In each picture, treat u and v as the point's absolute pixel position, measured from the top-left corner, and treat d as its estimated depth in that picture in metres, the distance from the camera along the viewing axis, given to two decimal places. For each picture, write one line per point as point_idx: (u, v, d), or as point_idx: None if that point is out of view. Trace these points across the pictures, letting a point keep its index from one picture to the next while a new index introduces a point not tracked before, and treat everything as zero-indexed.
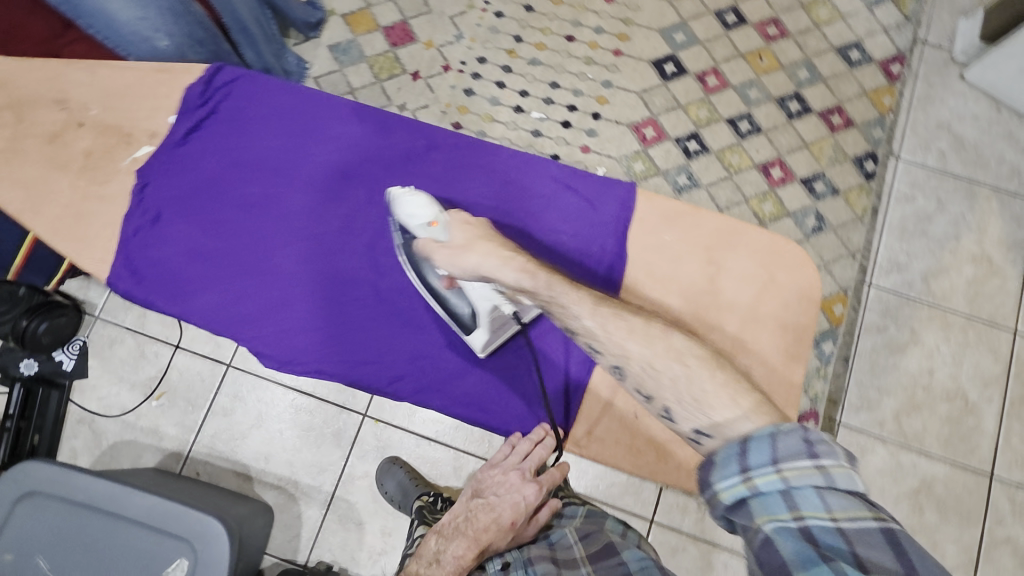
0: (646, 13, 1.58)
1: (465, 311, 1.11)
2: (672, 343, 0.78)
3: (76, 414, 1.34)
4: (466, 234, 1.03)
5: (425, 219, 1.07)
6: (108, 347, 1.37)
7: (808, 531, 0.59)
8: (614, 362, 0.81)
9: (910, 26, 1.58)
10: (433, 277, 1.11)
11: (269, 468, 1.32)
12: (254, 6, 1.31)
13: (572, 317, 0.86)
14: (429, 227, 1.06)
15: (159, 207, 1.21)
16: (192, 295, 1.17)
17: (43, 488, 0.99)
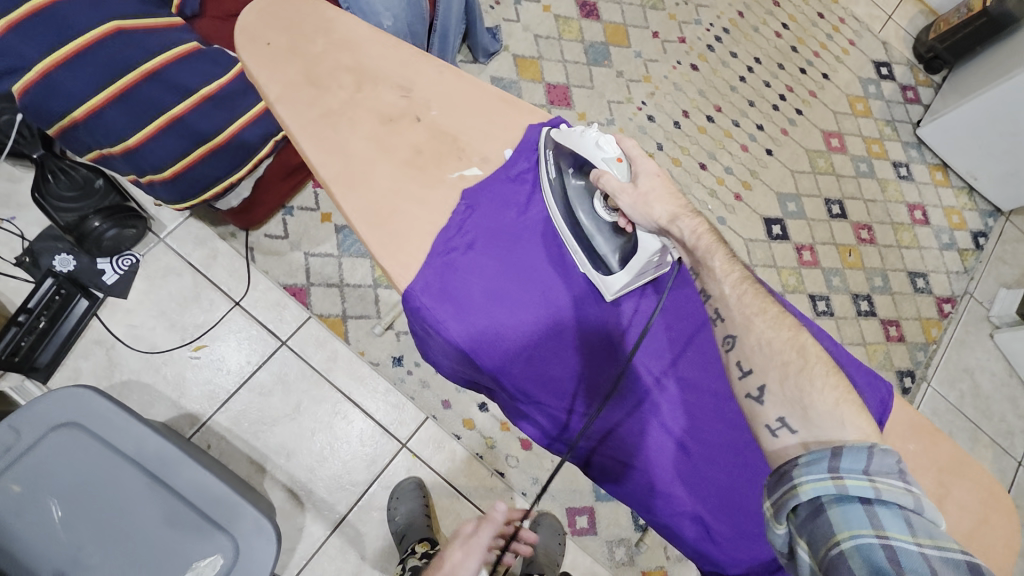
0: (771, 173, 1.71)
1: (613, 254, 0.76)
2: (801, 335, 0.65)
3: (94, 334, 1.17)
4: (657, 180, 0.71)
5: (612, 150, 0.73)
6: (159, 276, 1.23)
7: (893, 551, 0.50)
8: (732, 331, 0.67)
9: (965, 277, 1.82)
10: (587, 207, 0.76)
11: (286, 466, 1.20)
12: (461, 18, 1.30)
13: (713, 280, 0.70)
14: (614, 159, 0.73)
15: (476, 208, 0.75)
16: (503, 347, 0.73)
17: (89, 423, 0.86)
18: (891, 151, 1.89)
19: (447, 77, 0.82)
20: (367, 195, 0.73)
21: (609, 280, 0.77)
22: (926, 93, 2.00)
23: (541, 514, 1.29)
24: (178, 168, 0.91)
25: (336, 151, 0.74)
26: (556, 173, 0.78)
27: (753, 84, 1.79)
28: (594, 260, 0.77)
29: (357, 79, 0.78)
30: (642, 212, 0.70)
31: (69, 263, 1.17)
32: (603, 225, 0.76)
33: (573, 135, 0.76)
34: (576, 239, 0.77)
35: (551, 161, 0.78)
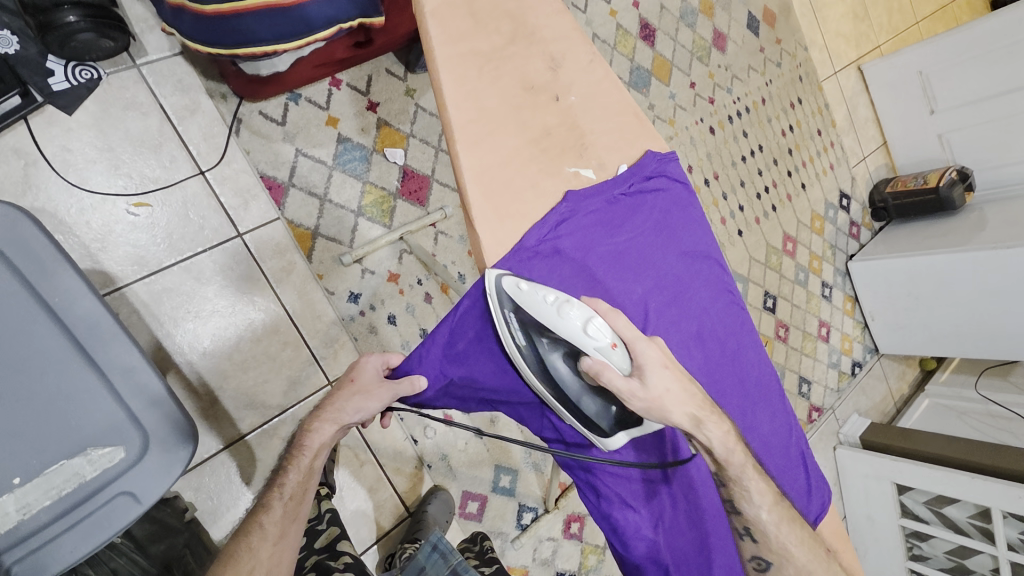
0: (735, 252, 1.86)
1: (610, 417, 0.68)
2: (832, 565, 0.74)
3: (15, 141, 0.96)
4: (663, 371, 0.64)
5: (604, 337, 0.63)
6: (119, 106, 1.03)
7: None
8: (768, 556, 0.72)
9: (835, 394, 2.12)
10: (578, 379, 0.66)
11: (198, 365, 1.08)
12: None
13: (750, 503, 0.71)
14: (610, 345, 0.64)
15: (575, 215, 0.72)
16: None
17: (10, 254, 0.69)
18: (825, 271, 2.13)
19: (596, 68, 0.79)
20: (488, 160, 0.69)
21: (609, 440, 0.70)
22: (865, 234, 2.29)
23: (438, 489, 1.28)
24: (225, 10, 0.77)
25: (474, 100, 0.68)
26: (526, 341, 0.67)
27: (750, 168, 1.93)
28: (588, 425, 0.69)
29: (512, 30, 0.73)
30: (658, 415, 0.63)
31: (10, 44, 0.93)
32: (591, 394, 0.67)
33: (544, 310, 0.65)
34: (565, 406, 0.69)
35: (517, 328, 0.67)
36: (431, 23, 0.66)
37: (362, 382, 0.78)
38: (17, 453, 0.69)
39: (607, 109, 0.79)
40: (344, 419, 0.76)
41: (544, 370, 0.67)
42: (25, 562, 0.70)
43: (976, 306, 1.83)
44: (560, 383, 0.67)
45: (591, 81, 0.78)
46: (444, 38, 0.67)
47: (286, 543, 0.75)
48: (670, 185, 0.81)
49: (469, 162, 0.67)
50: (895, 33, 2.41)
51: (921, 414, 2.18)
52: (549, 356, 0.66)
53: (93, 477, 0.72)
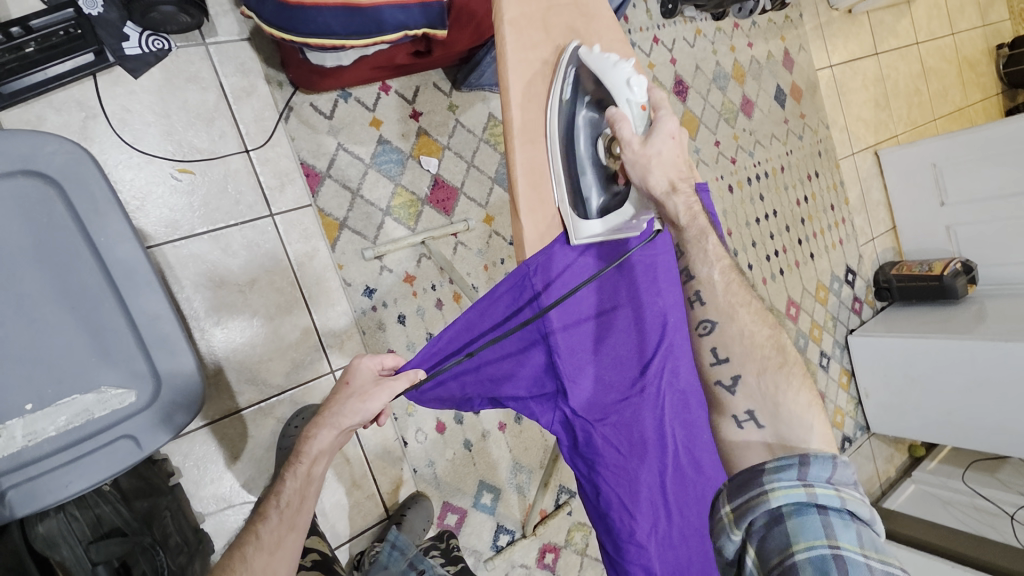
0: None
1: (596, 198, 0.72)
2: (779, 334, 0.73)
3: (80, 94, 1.01)
4: (668, 143, 0.68)
5: (638, 95, 0.70)
6: (182, 78, 1.09)
7: (844, 559, 0.55)
8: (713, 315, 0.73)
9: None
10: (590, 142, 0.71)
11: (209, 332, 1.09)
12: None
13: (702, 262, 0.74)
14: (639, 106, 0.70)
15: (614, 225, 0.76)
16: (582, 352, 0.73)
17: (68, 191, 0.73)
18: (824, 340, 2.16)
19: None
20: (541, 160, 0.72)
21: (581, 220, 0.72)
22: (867, 311, 2.33)
23: (420, 495, 1.27)
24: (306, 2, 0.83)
25: (534, 103, 0.72)
26: (570, 95, 0.72)
27: (763, 230, 1.99)
28: (573, 195, 0.72)
29: (578, 48, 0.77)
30: (643, 171, 0.68)
31: (93, 6, 0.99)
32: (596, 165, 0.72)
33: (605, 61, 0.72)
34: (565, 164, 0.72)
35: (570, 81, 0.73)
36: (508, 28, 0.70)
37: (355, 385, 0.79)
38: (35, 380, 0.71)
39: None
40: (343, 422, 0.77)
41: (569, 120, 0.72)
42: (21, 488, 0.71)
43: (969, 394, 1.85)
44: (575, 135, 0.71)
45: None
46: (518, 44, 0.71)
47: (283, 553, 0.71)
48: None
49: (523, 160, 0.71)
50: (912, 126, 2.52)
51: (906, 499, 2.16)
52: (582, 104, 0.72)
53: (100, 415, 0.74)
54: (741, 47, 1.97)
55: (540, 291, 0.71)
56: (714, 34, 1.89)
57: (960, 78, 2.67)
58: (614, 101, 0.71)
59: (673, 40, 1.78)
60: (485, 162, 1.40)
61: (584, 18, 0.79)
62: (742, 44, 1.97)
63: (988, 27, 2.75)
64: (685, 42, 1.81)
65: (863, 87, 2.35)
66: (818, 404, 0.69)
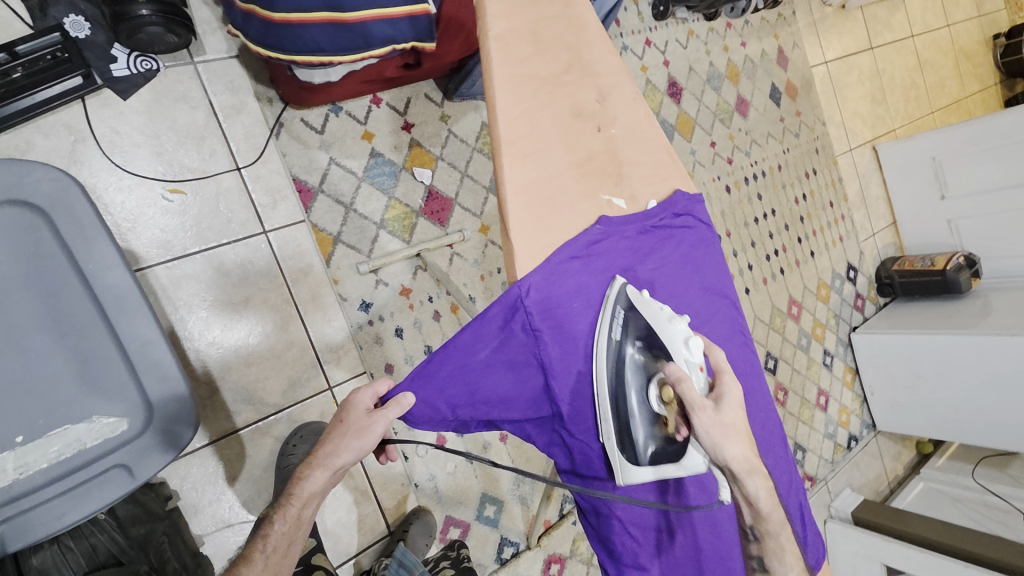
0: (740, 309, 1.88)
1: (648, 446, 0.68)
2: None
3: (67, 117, 1.01)
4: (737, 415, 0.66)
5: (693, 358, 0.68)
6: (171, 98, 1.09)
7: None
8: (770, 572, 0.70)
9: (829, 465, 2.09)
10: (640, 396, 0.67)
11: (204, 353, 1.09)
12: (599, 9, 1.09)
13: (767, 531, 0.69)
14: (695, 368, 0.68)
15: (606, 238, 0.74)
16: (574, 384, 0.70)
17: (55, 218, 0.73)
18: (827, 338, 2.14)
19: (638, 109, 0.83)
20: (531, 176, 0.70)
21: (632, 469, 0.69)
22: (870, 308, 2.31)
23: (423, 510, 1.26)
24: (292, 19, 0.83)
25: (525, 118, 0.70)
26: (621, 336, 0.68)
27: (762, 230, 1.98)
28: (620, 434, 0.69)
29: (568, 62, 0.76)
30: (717, 442, 0.63)
31: (81, 30, 1.00)
32: (648, 413, 0.67)
33: (656, 312, 0.71)
34: (615, 415, 0.68)
35: (619, 322, 0.69)
36: (494, 47, 0.68)
37: (349, 422, 0.70)
38: (26, 411, 0.71)
39: (644, 147, 0.83)
40: (338, 462, 0.69)
41: (625, 368, 0.67)
42: (13, 522, 0.70)
43: (975, 390, 1.84)
44: (633, 388, 0.67)
45: (633, 120, 0.82)
46: (505, 62, 0.68)
47: None
48: (694, 225, 0.86)
49: (512, 176, 0.68)
50: (910, 120, 2.51)
51: (916, 497, 2.14)
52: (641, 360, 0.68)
53: (92, 444, 0.74)
54: (735, 47, 1.96)
55: (532, 317, 0.66)
56: (706, 35, 1.88)
57: (957, 70, 2.65)
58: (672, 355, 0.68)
59: (665, 43, 1.77)
60: (479, 172, 1.40)
61: (576, 29, 0.78)
62: (735, 43, 1.96)
63: (984, 17, 2.73)
64: (678, 44, 1.80)
65: (858, 82, 2.34)
66: None
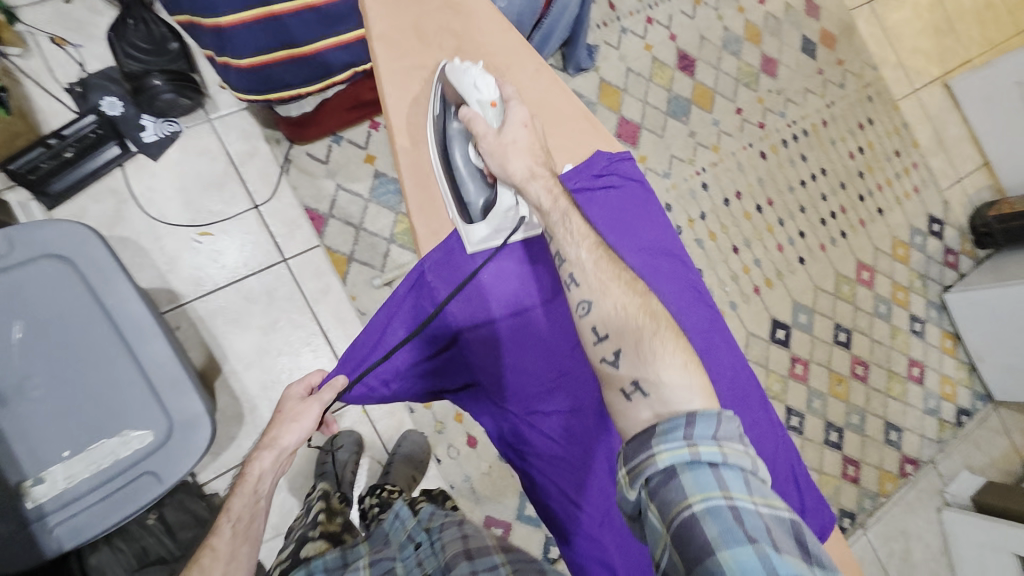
0: (796, 281, 1.73)
1: (477, 199, 0.80)
2: (649, 301, 0.72)
3: (112, 182, 1.18)
4: (521, 130, 0.77)
5: (486, 94, 0.78)
6: (194, 153, 1.23)
7: (736, 510, 0.56)
8: (588, 295, 0.72)
9: (936, 446, 1.83)
10: (461, 149, 0.80)
11: (241, 374, 1.20)
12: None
13: (569, 245, 0.75)
14: (488, 104, 0.78)
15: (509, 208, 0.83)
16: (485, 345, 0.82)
17: (79, 264, 0.86)
18: (914, 302, 1.89)
19: (543, 77, 0.87)
20: (426, 161, 0.84)
21: (472, 227, 0.81)
22: (967, 263, 2.01)
23: (411, 432, 1.29)
24: (257, 62, 0.91)
25: (416, 108, 0.84)
26: (441, 110, 0.82)
27: (812, 192, 1.81)
28: (450, 183, 0.81)
29: (458, 46, 0.85)
30: (501, 157, 0.76)
31: (116, 108, 1.18)
32: (471, 167, 0.80)
33: (461, 73, 0.80)
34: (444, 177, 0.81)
35: (437, 98, 0.82)
36: (377, 46, 0.82)
37: (284, 410, 0.77)
38: (70, 429, 0.83)
39: (555, 113, 0.87)
40: (283, 438, 0.74)
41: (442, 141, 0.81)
42: (66, 525, 0.83)
43: None
44: (447, 156, 0.81)
45: (540, 90, 0.87)
46: (388, 59, 0.82)
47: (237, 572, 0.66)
48: (621, 183, 0.87)
49: (407, 162, 0.83)
50: (990, 46, 2.19)
51: None
52: (448, 124, 0.81)
53: (125, 457, 0.85)
54: (752, 6, 1.84)
55: (434, 283, 0.81)
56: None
57: None
58: (461, 103, 0.80)
59: (669, 17, 1.71)
60: None
61: (462, 16, 0.86)
62: (752, 2, 1.84)
63: None
64: (684, 15, 1.73)
65: (914, 15, 2.09)
66: (695, 362, 0.67)
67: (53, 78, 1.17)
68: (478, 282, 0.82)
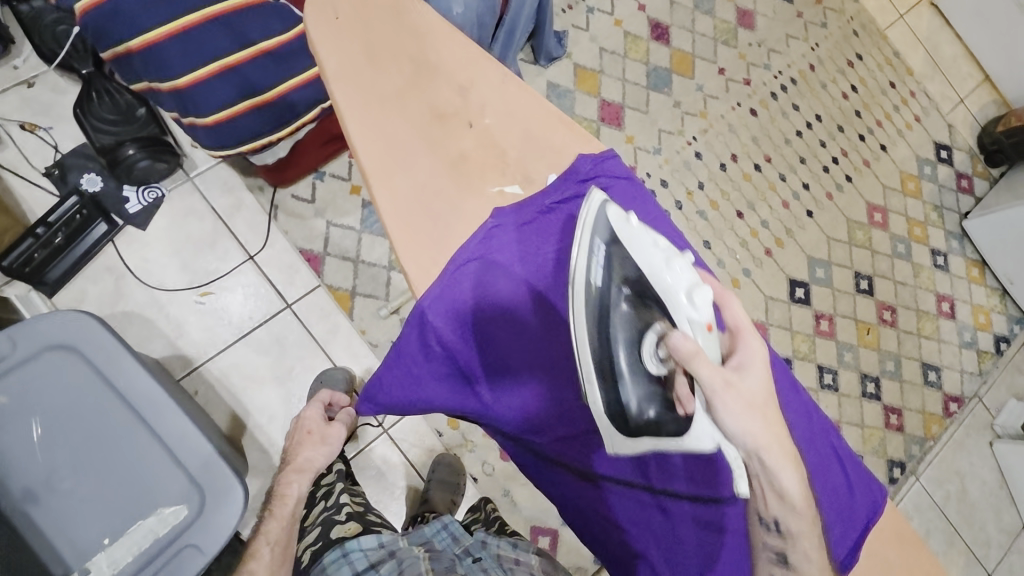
0: (807, 236, 1.68)
1: (644, 414, 0.65)
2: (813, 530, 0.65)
3: (107, 259, 1.17)
4: (761, 378, 0.61)
5: (705, 314, 0.60)
6: (182, 215, 1.23)
7: None
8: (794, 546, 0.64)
9: (977, 379, 1.78)
10: (628, 352, 0.63)
11: (266, 428, 1.20)
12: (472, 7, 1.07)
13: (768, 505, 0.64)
14: (705, 326, 0.60)
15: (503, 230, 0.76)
16: (500, 383, 0.77)
17: (83, 349, 0.85)
18: (932, 236, 1.83)
19: (510, 85, 0.83)
20: (402, 195, 0.76)
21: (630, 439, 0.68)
22: (982, 185, 1.94)
23: (446, 455, 1.28)
24: (220, 117, 0.87)
25: (382, 141, 0.76)
26: (602, 280, 0.64)
27: (810, 141, 1.75)
28: (605, 385, 0.65)
29: (416, 68, 0.79)
30: (737, 426, 0.59)
31: (96, 184, 1.17)
32: (641, 373, 0.64)
33: (651, 253, 0.63)
34: (596, 372, 0.65)
35: (600, 261, 0.64)
36: (334, 85, 0.76)
37: (312, 430, 1.03)
38: (105, 516, 0.83)
39: (528, 119, 0.82)
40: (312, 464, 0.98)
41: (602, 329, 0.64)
42: None
43: None
44: (607, 348, 0.64)
45: (510, 98, 0.82)
46: (345, 99, 0.76)
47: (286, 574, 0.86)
48: (611, 181, 0.81)
49: (384, 199, 0.75)
50: None
51: None
52: (624, 316, 0.63)
53: (163, 535, 0.84)
54: None
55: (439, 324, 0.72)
56: None
57: None
58: (672, 315, 0.61)
59: None
60: None
61: (417, 37, 0.80)
62: None
63: None
64: None
65: None
66: None
67: (30, 165, 1.17)
68: (485, 315, 0.75)
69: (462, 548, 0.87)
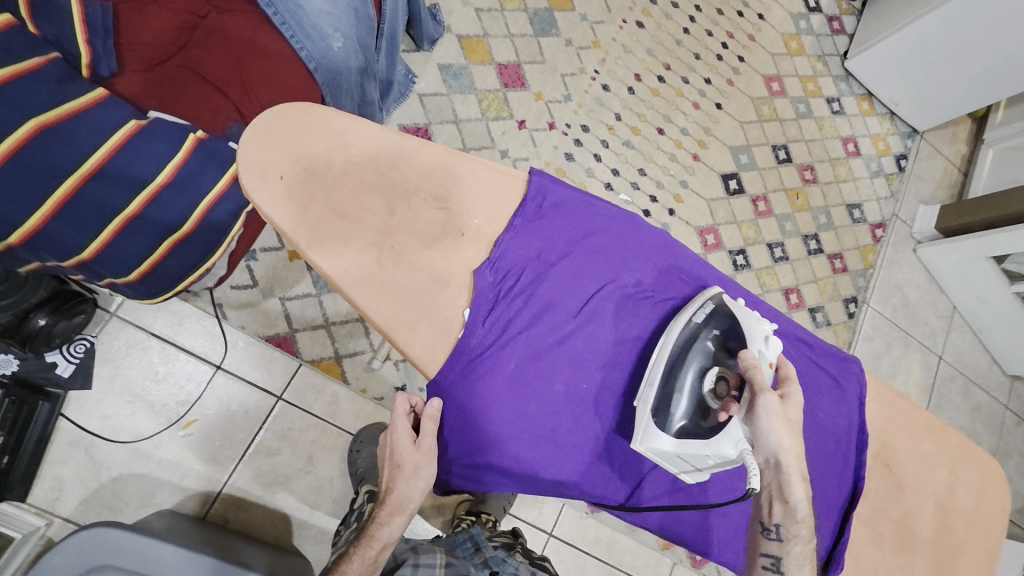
0: (723, 128, 1.74)
1: (682, 420, 0.75)
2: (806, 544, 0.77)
3: (67, 434, 1.07)
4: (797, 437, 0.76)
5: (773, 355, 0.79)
6: (123, 355, 1.11)
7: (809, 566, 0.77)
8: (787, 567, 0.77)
9: (891, 200, 1.98)
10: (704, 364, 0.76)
11: (312, 519, 1.18)
12: (352, 31, 0.97)
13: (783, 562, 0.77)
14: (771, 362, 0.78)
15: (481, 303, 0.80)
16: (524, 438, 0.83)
17: (113, 562, 0.84)
18: (823, 86, 1.95)
19: (459, 165, 0.82)
20: (421, 332, 0.77)
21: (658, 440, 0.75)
22: (850, 21, 2.05)
23: None
24: (145, 268, 0.78)
25: (339, 264, 0.75)
26: (702, 316, 0.79)
27: (698, 36, 1.76)
28: (666, 385, 0.77)
29: (383, 198, 0.78)
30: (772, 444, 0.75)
31: (11, 363, 0.99)
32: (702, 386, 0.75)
33: (745, 312, 0.81)
34: (666, 367, 0.78)
35: (704, 307, 0.80)
36: (313, 254, 0.74)
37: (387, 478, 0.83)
38: None
39: (497, 194, 0.83)
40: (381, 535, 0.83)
41: (683, 341, 0.78)
42: None
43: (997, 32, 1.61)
44: (684, 354, 0.77)
45: (464, 178, 0.81)
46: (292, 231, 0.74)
47: None
48: (553, 212, 0.85)
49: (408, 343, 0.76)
50: None
51: (991, 166, 1.99)
52: (712, 342, 0.78)
53: None
54: None
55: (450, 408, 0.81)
56: None
57: None
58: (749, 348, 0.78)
59: None
60: None
61: (361, 159, 0.78)
62: None
63: None
64: None
65: None
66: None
67: None
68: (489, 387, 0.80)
69: (480, 558, 0.95)
